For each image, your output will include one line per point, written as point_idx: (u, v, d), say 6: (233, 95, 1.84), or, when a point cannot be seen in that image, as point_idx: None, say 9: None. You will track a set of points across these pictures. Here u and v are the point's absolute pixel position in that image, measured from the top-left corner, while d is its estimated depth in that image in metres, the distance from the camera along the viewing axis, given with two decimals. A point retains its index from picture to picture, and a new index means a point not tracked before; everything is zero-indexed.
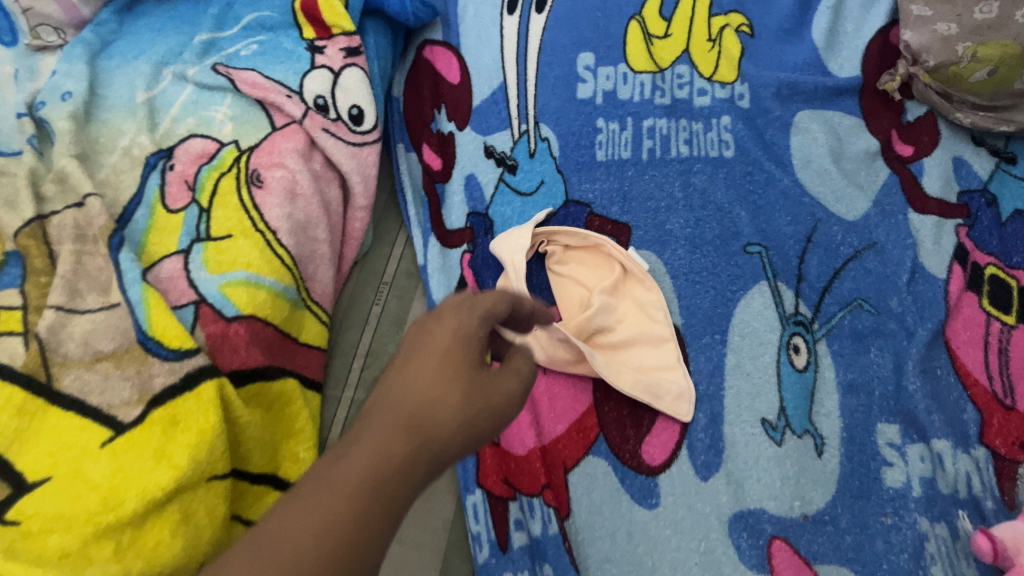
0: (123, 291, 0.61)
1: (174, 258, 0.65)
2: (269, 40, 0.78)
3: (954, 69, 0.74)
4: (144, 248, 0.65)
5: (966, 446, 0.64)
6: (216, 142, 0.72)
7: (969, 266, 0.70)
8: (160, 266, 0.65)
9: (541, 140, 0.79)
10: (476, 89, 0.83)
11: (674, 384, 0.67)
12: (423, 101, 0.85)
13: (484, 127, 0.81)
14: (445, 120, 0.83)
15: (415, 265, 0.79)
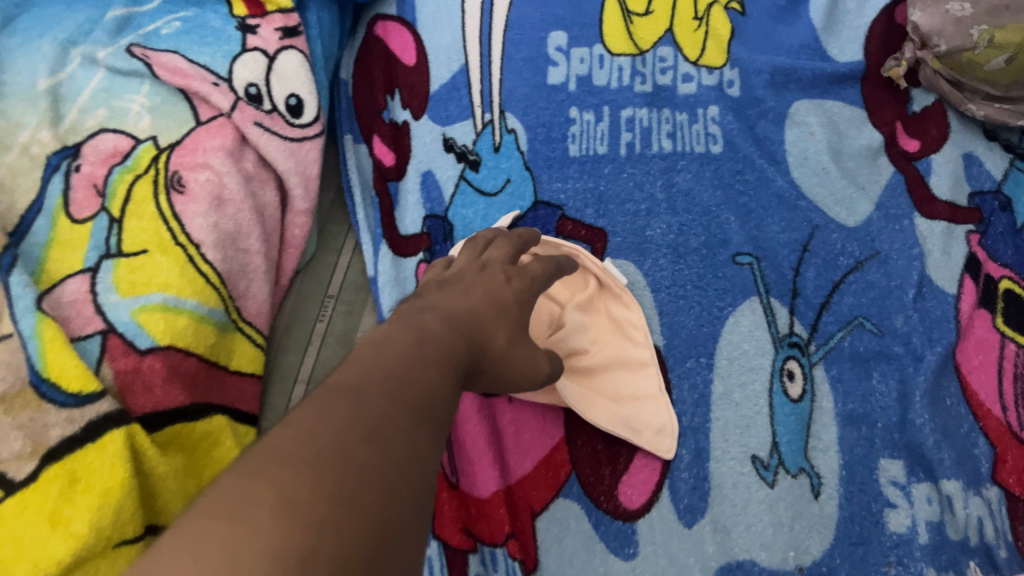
0: (14, 323, 0.51)
1: (79, 278, 0.56)
2: (195, 17, 0.67)
3: (969, 55, 0.66)
4: (43, 267, 0.57)
5: (978, 486, 0.57)
6: (131, 139, 0.62)
7: (981, 280, 0.63)
8: (62, 288, 0.56)
9: (507, 131, 0.70)
10: (433, 72, 0.73)
11: (655, 417, 0.59)
12: (373, 86, 0.75)
13: (444, 116, 0.72)
14: (399, 107, 0.74)
15: (364, 276, 0.71)
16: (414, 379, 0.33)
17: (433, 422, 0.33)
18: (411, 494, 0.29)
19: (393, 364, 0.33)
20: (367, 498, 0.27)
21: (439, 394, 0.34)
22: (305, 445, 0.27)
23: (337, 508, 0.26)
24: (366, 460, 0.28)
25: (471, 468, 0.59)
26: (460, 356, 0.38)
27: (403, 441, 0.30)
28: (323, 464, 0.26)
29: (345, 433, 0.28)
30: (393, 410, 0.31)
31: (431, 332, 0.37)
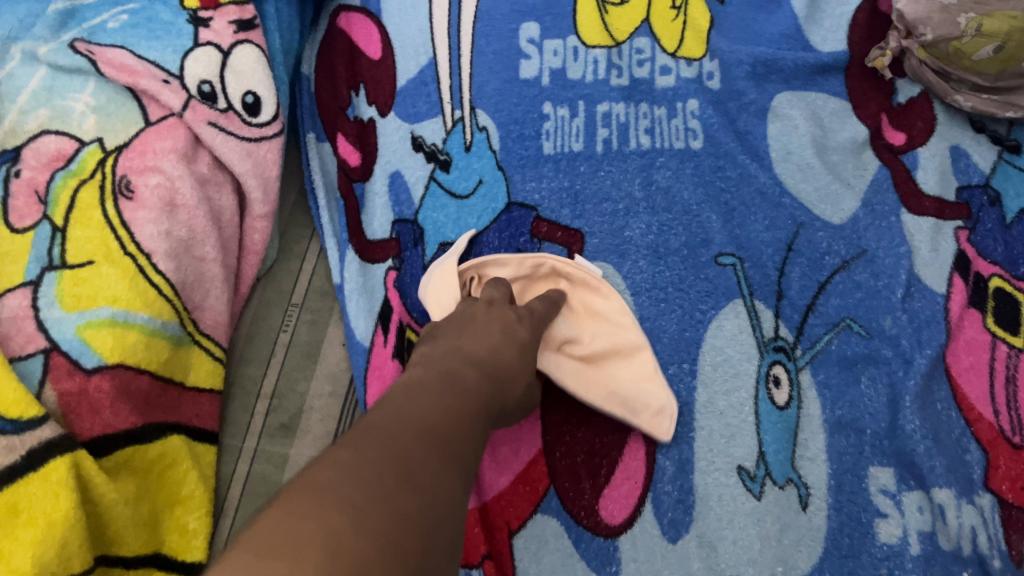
0: None
1: (20, 291, 0.53)
2: (142, 9, 0.63)
3: (956, 44, 0.64)
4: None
5: (970, 494, 0.55)
6: (75, 141, 0.59)
7: (971, 279, 0.61)
8: (2, 302, 0.52)
9: (478, 129, 0.67)
10: (400, 66, 0.70)
11: (655, 398, 0.56)
12: (337, 82, 0.72)
13: (412, 113, 0.68)
14: (364, 104, 0.70)
15: (330, 282, 0.68)
16: (443, 428, 0.34)
17: (461, 470, 0.33)
18: (444, 541, 0.29)
19: (424, 415, 0.34)
20: (409, 543, 0.27)
21: (465, 447, 0.34)
22: (354, 485, 0.27)
23: (383, 551, 0.26)
24: (407, 503, 0.28)
25: None
26: (479, 405, 0.38)
27: (437, 489, 0.30)
28: (366, 507, 0.26)
29: (387, 477, 0.28)
30: (430, 456, 0.31)
31: (452, 381, 0.38)
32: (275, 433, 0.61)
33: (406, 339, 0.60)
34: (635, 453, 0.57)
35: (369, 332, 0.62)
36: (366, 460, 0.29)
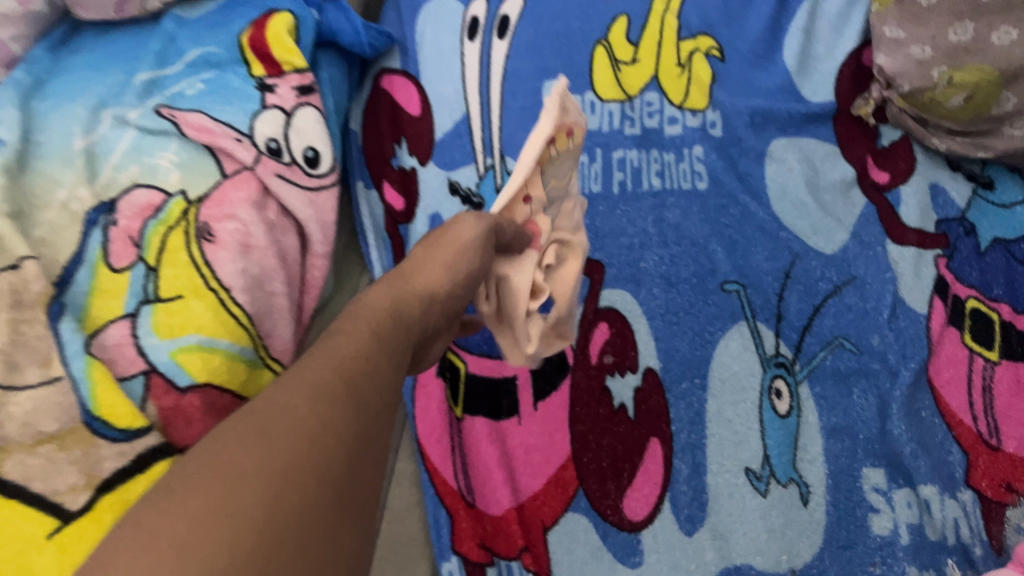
0: (66, 365, 0.57)
1: (121, 323, 0.61)
2: (216, 78, 0.74)
3: (931, 94, 0.72)
4: (87, 314, 0.61)
5: (953, 490, 0.62)
6: (162, 193, 0.67)
7: (949, 300, 0.68)
8: (105, 333, 0.61)
9: (507, 174, 0.76)
10: (438, 122, 0.80)
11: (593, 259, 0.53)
12: (382, 136, 0.81)
13: (448, 162, 0.78)
14: (406, 155, 0.80)
15: None
16: (321, 369, 0.33)
17: (344, 403, 0.32)
18: (309, 484, 0.29)
19: (302, 365, 0.33)
20: (248, 506, 0.27)
21: (355, 371, 0.34)
22: (188, 475, 0.27)
23: (213, 525, 0.26)
24: (250, 464, 0.28)
25: (485, 488, 0.64)
26: (387, 336, 0.37)
27: (298, 434, 0.30)
28: (195, 488, 0.27)
29: (222, 453, 0.28)
30: (289, 407, 0.30)
31: (352, 319, 0.37)
32: None
33: (448, 360, 0.69)
34: (654, 457, 0.64)
35: None
36: (213, 443, 0.29)
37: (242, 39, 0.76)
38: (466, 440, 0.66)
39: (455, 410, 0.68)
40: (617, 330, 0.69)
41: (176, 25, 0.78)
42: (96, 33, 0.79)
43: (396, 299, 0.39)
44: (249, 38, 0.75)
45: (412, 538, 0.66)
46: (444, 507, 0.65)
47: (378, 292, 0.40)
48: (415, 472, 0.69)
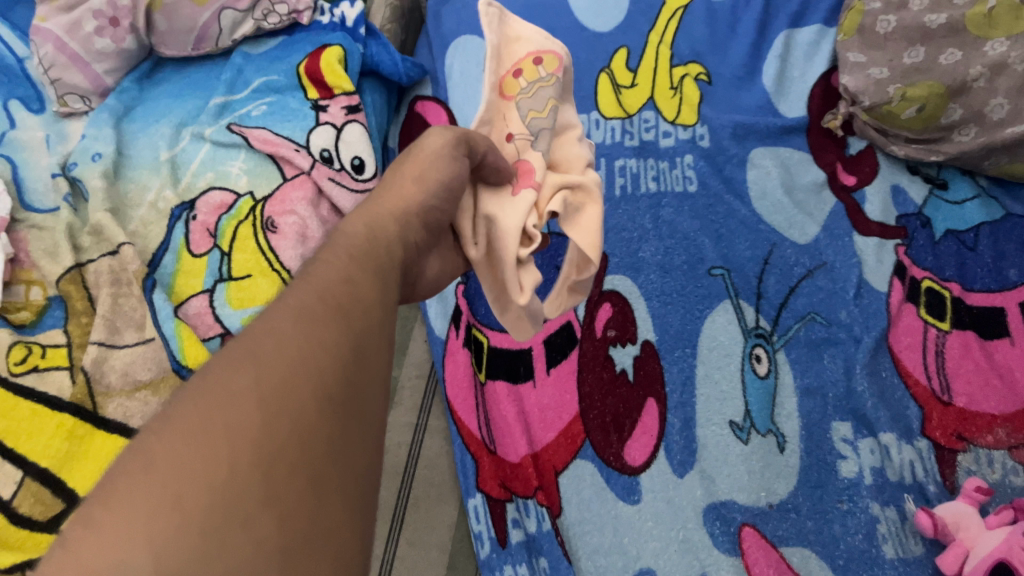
0: (159, 326, 0.72)
1: (201, 297, 0.75)
2: (277, 101, 0.88)
3: (888, 108, 0.84)
4: (173, 289, 0.76)
5: (909, 438, 0.72)
6: (234, 194, 0.81)
7: (907, 281, 0.79)
8: (189, 304, 0.75)
9: None
10: None
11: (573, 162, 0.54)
12: None
13: None
14: None
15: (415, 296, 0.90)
16: (304, 292, 0.34)
17: (331, 318, 0.34)
18: (302, 395, 0.30)
19: (286, 293, 0.35)
20: (245, 432, 0.28)
21: (337, 296, 0.35)
22: (184, 398, 0.29)
23: (211, 440, 0.28)
24: (242, 386, 0.29)
25: (505, 439, 0.75)
26: (368, 267, 0.38)
27: (285, 350, 0.31)
28: (192, 406, 0.29)
29: (214, 374, 0.30)
30: (277, 328, 0.32)
31: (330, 251, 0.38)
32: None
33: (473, 335, 0.81)
34: (651, 413, 0.74)
35: (445, 331, 0.83)
36: (205, 374, 0.31)
37: (300, 68, 0.90)
38: (488, 399, 0.78)
39: (479, 375, 0.79)
40: (620, 308, 0.80)
41: (244, 59, 0.93)
42: (176, 69, 0.96)
43: (372, 226, 0.41)
44: (306, 68, 0.89)
45: (443, 483, 0.77)
46: (470, 454, 0.76)
47: (354, 222, 0.41)
48: (445, 429, 0.80)
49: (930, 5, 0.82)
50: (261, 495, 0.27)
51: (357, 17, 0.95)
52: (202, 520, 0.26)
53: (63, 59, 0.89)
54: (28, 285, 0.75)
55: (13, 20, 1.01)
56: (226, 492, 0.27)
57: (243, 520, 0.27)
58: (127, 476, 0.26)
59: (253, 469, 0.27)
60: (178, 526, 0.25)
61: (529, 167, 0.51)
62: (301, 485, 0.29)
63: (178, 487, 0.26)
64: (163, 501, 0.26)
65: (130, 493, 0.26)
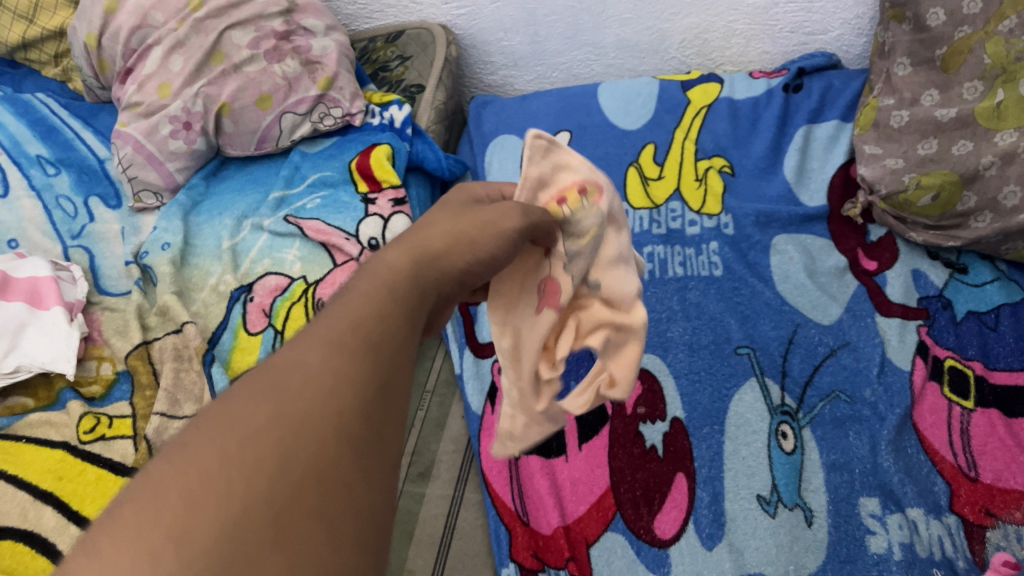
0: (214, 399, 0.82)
1: None
2: (330, 195, 0.99)
3: (904, 196, 0.88)
4: (229, 363, 0.85)
5: (938, 513, 0.71)
6: (288, 278, 0.91)
7: (930, 359, 0.81)
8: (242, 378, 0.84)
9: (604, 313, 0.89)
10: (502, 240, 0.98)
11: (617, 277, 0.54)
12: None
13: None
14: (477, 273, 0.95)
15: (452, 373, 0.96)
16: (338, 321, 0.33)
17: (364, 353, 0.32)
18: (325, 436, 0.28)
19: (321, 322, 0.33)
20: (263, 457, 0.26)
21: (368, 325, 0.34)
22: (201, 426, 0.27)
23: (224, 468, 0.26)
24: (261, 415, 0.28)
25: (539, 512, 0.78)
26: (403, 297, 0.36)
27: (313, 385, 0.30)
28: (212, 434, 0.27)
29: (233, 409, 0.28)
30: (301, 363, 0.30)
31: (370, 271, 0.37)
32: (417, 479, 0.87)
33: None
34: (680, 487, 0.76)
35: (481, 407, 0.88)
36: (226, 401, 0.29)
37: (351, 165, 1.01)
38: (522, 473, 0.81)
39: None
40: (649, 386, 0.84)
41: (301, 157, 1.04)
42: (241, 166, 1.07)
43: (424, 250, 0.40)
44: (357, 165, 1.00)
45: (477, 554, 0.80)
46: (503, 526, 0.78)
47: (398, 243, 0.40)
48: (480, 501, 0.84)
49: (941, 102, 0.87)
50: (273, 539, 0.25)
51: (405, 118, 1.04)
52: (205, 560, 0.23)
53: (140, 159, 0.99)
54: (100, 361, 0.87)
55: (99, 127, 1.14)
56: (236, 536, 0.24)
57: (250, 565, 0.24)
58: (133, 505, 0.24)
59: (266, 509, 0.25)
60: (178, 563, 0.23)
61: (558, 288, 0.49)
62: (317, 533, 0.26)
63: (184, 521, 0.24)
64: (164, 538, 0.23)
65: (132, 527, 0.24)
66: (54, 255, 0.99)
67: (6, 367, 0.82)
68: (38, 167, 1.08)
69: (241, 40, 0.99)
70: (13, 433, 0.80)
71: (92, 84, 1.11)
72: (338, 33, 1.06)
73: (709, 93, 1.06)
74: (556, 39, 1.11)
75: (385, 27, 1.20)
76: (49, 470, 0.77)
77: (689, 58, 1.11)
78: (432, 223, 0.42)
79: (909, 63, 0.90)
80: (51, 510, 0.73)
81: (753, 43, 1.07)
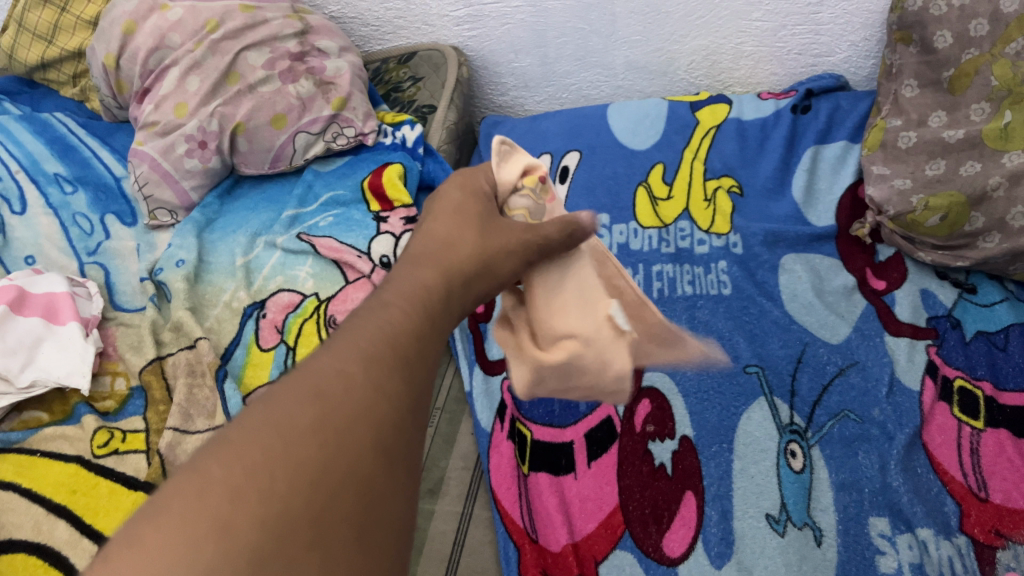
0: (226, 412, 0.82)
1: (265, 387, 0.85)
2: (343, 213, 1.00)
3: (911, 216, 0.88)
4: (242, 378, 0.86)
5: (948, 534, 0.71)
6: (300, 294, 0.92)
7: (939, 379, 0.81)
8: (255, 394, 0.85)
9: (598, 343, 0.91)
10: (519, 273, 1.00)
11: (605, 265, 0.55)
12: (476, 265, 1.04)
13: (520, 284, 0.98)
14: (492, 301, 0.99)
15: (462, 391, 0.97)
16: (372, 333, 0.36)
17: (395, 368, 0.35)
18: (360, 444, 0.31)
19: (355, 328, 0.36)
20: (307, 460, 0.29)
21: (404, 338, 0.37)
22: (244, 423, 0.30)
23: (272, 465, 0.28)
24: (307, 418, 0.30)
25: (548, 529, 0.78)
26: (428, 311, 0.39)
27: (351, 393, 0.32)
28: (257, 431, 0.29)
29: (280, 407, 0.31)
30: (345, 370, 0.33)
31: (396, 285, 0.40)
32: (426, 495, 0.87)
33: (517, 427, 0.87)
34: (689, 505, 0.76)
35: (490, 423, 0.89)
36: (272, 396, 0.32)
37: (363, 184, 1.02)
38: (531, 490, 0.82)
39: (523, 467, 0.84)
40: (658, 404, 0.84)
41: (315, 176, 1.06)
42: (255, 185, 1.08)
43: (438, 264, 0.43)
44: (369, 184, 1.01)
45: (486, 571, 0.80)
46: (512, 542, 0.78)
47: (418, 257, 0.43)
48: (489, 518, 0.84)
49: (948, 123, 0.88)
50: (309, 537, 0.27)
51: (416, 138, 1.05)
52: (251, 552, 0.26)
53: (155, 177, 1.01)
54: (114, 376, 0.88)
55: (115, 146, 1.16)
56: (277, 534, 0.27)
57: (290, 559, 0.26)
58: (180, 495, 0.27)
59: (305, 510, 0.28)
60: (224, 553, 0.25)
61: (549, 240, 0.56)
62: (346, 536, 0.29)
63: (230, 516, 0.26)
64: (212, 529, 0.26)
65: (181, 518, 0.26)
66: (70, 271, 1.01)
67: (22, 382, 0.83)
68: (55, 185, 1.10)
69: (256, 61, 1.01)
70: (28, 447, 0.81)
71: (109, 104, 1.13)
72: (351, 55, 1.08)
73: (717, 115, 1.07)
74: (565, 60, 1.13)
75: (397, 48, 1.21)
76: (63, 483, 0.78)
77: (697, 79, 1.12)
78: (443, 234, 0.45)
79: (915, 85, 0.91)
80: (64, 523, 0.74)
81: (761, 65, 1.08)
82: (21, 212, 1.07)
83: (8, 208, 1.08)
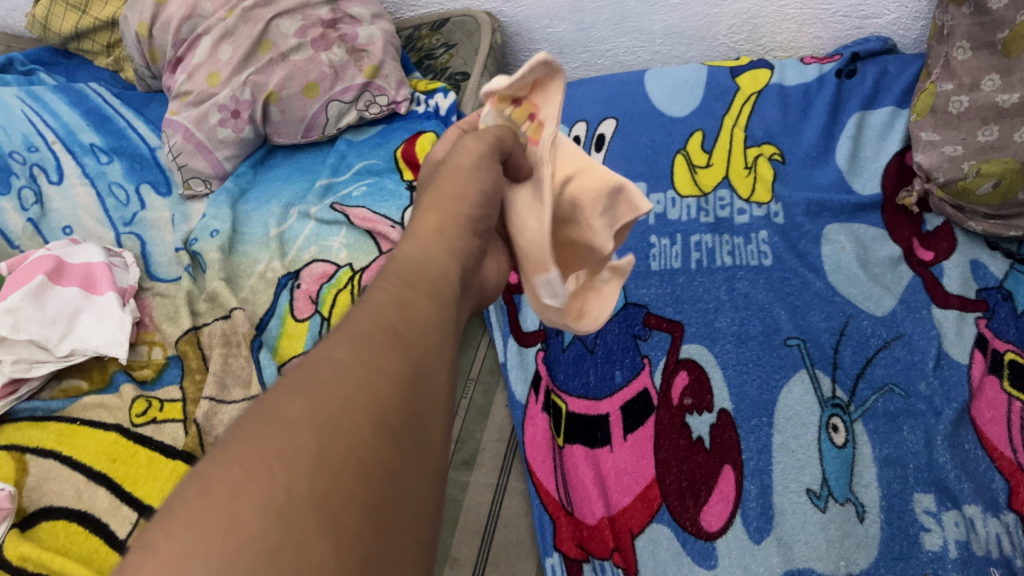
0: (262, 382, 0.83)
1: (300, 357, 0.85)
2: (376, 183, 0.99)
3: (962, 183, 0.85)
4: (277, 349, 0.87)
5: (995, 511, 0.69)
6: (334, 265, 0.92)
7: (989, 353, 0.78)
8: (290, 364, 0.85)
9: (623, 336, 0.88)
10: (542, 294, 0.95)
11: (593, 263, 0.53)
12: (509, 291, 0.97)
13: None
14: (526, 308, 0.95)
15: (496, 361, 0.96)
16: (359, 322, 0.37)
17: (387, 353, 0.35)
18: (357, 425, 0.31)
19: (346, 321, 0.37)
20: (303, 449, 0.29)
21: (391, 322, 0.37)
22: (239, 424, 0.31)
23: (267, 458, 0.29)
24: (302, 410, 0.31)
25: (583, 503, 0.78)
26: (422, 292, 0.40)
27: (343, 380, 0.33)
28: (252, 429, 0.30)
29: (273, 404, 0.31)
30: (335, 358, 0.34)
31: (384, 282, 0.41)
32: (460, 466, 0.88)
33: (552, 399, 0.87)
34: (728, 479, 0.75)
35: (525, 395, 0.88)
36: (265, 397, 0.32)
37: (397, 154, 1.01)
38: (566, 462, 0.82)
39: (557, 439, 0.84)
40: (696, 376, 0.83)
41: (347, 145, 1.05)
42: (287, 155, 1.08)
43: (431, 262, 0.43)
44: (402, 153, 1.00)
45: (522, 542, 0.80)
46: (547, 515, 0.79)
47: (411, 254, 0.43)
48: (524, 490, 0.84)
49: (1002, 87, 0.82)
50: (317, 516, 0.28)
51: (449, 107, 1.04)
52: (257, 540, 0.27)
53: (189, 147, 1.01)
54: (150, 346, 0.89)
55: (149, 116, 1.15)
56: (281, 518, 0.27)
57: (300, 544, 0.27)
58: (183, 501, 0.28)
59: (308, 493, 0.28)
60: (232, 550, 0.26)
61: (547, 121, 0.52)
62: (357, 515, 0.29)
63: (233, 508, 0.27)
64: (217, 526, 0.27)
65: (184, 519, 0.27)
66: (106, 241, 1.02)
67: (61, 351, 0.84)
68: (91, 156, 1.11)
69: (288, 29, 1.00)
70: (68, 415, 0.83)
71: (144, 74, 1.13)
72: (384, 21, 1.05)
73: (759, 80, 1.03)
74: (601, 26, 1.10)
75: (429, 15, 1.20)
76: (102, 452, 0.79)
77: (738, 44, 1.09)
78: (437, 214, 0.46)
79: (968, 47, 0.86)
80: (104, 491, 0.76)
81: (804, 28, 1.04)
82: (58, 182, 1.08)
83: (46, 177, 1.09)
